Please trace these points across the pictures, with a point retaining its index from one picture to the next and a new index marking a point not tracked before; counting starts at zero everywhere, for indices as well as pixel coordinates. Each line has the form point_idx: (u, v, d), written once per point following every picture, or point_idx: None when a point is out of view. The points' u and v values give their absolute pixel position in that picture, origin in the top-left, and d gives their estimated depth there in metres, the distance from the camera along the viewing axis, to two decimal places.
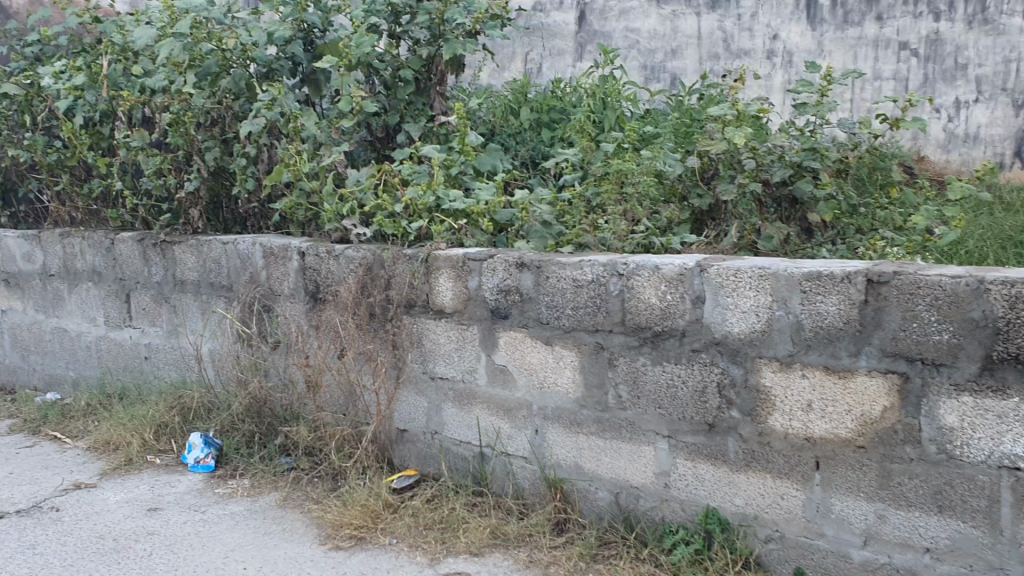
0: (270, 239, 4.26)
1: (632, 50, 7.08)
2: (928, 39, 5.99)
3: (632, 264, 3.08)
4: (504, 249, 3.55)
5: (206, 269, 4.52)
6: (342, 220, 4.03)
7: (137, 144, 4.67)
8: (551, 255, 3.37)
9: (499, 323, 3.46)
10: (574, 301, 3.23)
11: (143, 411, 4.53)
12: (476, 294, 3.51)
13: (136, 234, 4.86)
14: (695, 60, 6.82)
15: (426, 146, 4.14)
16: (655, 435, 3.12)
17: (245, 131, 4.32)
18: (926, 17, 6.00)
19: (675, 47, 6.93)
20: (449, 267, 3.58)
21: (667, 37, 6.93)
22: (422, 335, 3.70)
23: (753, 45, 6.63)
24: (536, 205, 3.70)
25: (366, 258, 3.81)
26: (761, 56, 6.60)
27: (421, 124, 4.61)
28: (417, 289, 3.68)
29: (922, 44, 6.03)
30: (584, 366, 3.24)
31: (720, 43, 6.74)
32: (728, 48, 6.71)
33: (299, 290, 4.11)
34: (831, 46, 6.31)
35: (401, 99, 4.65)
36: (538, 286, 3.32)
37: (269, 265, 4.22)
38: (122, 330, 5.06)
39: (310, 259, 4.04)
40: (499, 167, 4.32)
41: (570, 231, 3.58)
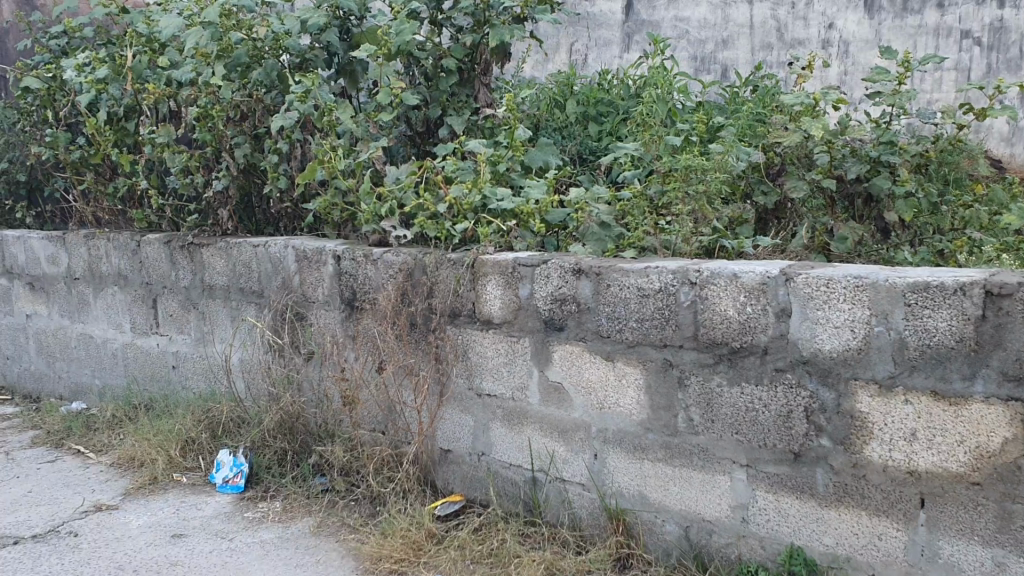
0: (303, 242, 3.97)
1: (682, 40, 6.86)
2: (992, 27, 6.06)
3: (706, 272, 2.73)
4: (558, 254, 3.22)
5: (236, 274, 4.24)
6: (381, 221, 3.73)
7: (162, 140, 4.44)
8: (612, 260, 3.04)
9: (554, 336, 3.13)
10: (639, 312, 2.89)
11: (170, 426, 4.28)
12: (528, 304, 3.19)
13: (162, 236, 4.61)
14: (747, 50, 6.65)
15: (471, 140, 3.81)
16: (732, 463, 2.77)
17: (276, 126, 4.02)
18: (989, 4, 6.07)
19: (727, 36, 6.73)
20: (497, 274, 3.26)
21: (718, 26, 6.74)
22: (467, 348, 3.38)
23: (808, 35, 6.51)
24: (593, 204, 3.36)
25: (406, 264, 3.51)
26: (816, 46, 6.49)
27: (464, 117, 4.29)
28: (463, 297, 3.37)
29: (985, 32, 6.09)
30: (650, 385, 2.90)
31: (774, 33, 6.58)
32: (781, 38, 6.57)
33: (335, 297, 3.81)
34: (889, 36, 6.27)
35: (443, 90, 4.33)
36: (598, 294, 2.98)
37: (303, 270, 3.93)
38: (149, 337, 4.81)
39: (346, 264, 3.75)
40: (550, 162, 3.98)
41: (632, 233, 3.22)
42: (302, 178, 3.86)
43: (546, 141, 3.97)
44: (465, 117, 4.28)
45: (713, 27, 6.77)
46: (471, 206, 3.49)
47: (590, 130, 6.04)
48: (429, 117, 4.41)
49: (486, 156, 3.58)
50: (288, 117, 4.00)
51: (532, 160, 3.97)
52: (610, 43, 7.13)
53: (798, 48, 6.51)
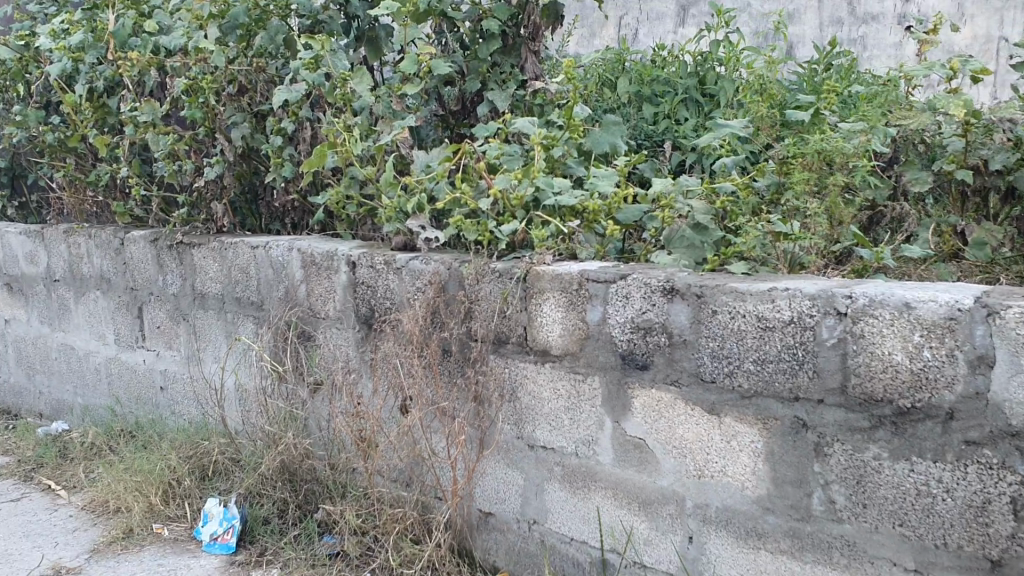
0: (312, 242, 3.21)
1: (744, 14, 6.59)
2: None
3: (860, 299, 1.95)
4: (638, 265, 2.45)
5: (231, 280, 3.49)
6: (406, 219, 2.95)
7: (145, 117, 3.59)
8: (716, 276, 2.25)
9: (633, 376, 2.35)
10: (759, 350, 2.11)
11: (150, 462, 3.50)
12: (599, 332, 2.41)
13: (148, 233, 3.86)
14: (816, 25, 6.40)
15: (519, 119, 3.03)
16: (892, 567, 1.97)
17: (279, 102, 3.24)
18: None
19: (793, 11, 6.49)
20: (556, 293, 2.49)
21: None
22: (517, 385, 2.62)
23: (883, 9, 6.24)
24: (680, 200, 2.57)
25: (438, 274, 2.75)
26: (891, 22, 6.23)
27: (508, 90, 3.50)
28: (511, 320, 2.60)
29: None
30: (773, 451, 2.13)
31: (845, 7, 6.33)
32: (853, 12, 6.31)
33: (349, 312, 3.06)
34: (973, 11, 6.12)
35: (484, 58, 3.52)
36: (698, 323, 2.21)
37: (310, 277, 3.16)
38: (133, 352, 4.07)
39: (364, 272, 2.99)
40: (617, 147, 3.13)
41: (739, 238, 2.38)
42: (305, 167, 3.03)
43: (612, 119, 3.13)
44: (511, 90, 3.48)
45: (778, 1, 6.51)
46: (522, 201, 2.72)
47: (645, 111, 5.23)
48: (467, 92, 3.62)
49: (540, 138, 2.81)
50: (294, 90, 3.22)
51: (591, 143, 3.14)
52: (664, 17, 6.59)
53: (872, 23, 6.27)
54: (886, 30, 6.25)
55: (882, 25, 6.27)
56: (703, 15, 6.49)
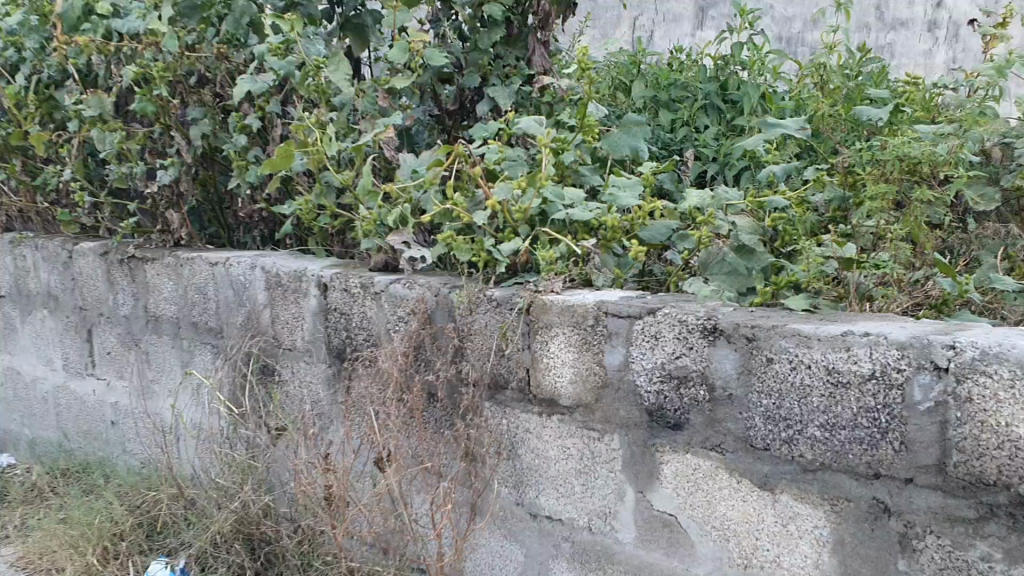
0: (279, 260, 2.75)
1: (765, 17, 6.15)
2: None
3: (969, 353, 1.48)
4: (670, 296, 1.98)
5: (188, 301, 3.03)
6: (387, 234, 2.48)
7: (93, 113, 3.12)
8: (772, 314, 1.79)
9: (664, 438, 1.89)
10: (829, 410, 1.65)
11: (90, 511, 3.02)
12: (619, 379, 1.95)
13: (99, 245, 3.39)
14: (841, 30, 5.96)
15: (525, 118, 2.57)
16: None
17: (243, 94, 2.78)
18: None
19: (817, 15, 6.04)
20: (566, 329, 2.02)
21: (807, 2, 6.03)
22: (516, 441, 2.15)
23: (913, 14, 5.83)
24: (719, 216, 2.12)
25: (423, 302, 2.29)
26: (920, 28, 5.81)
27: (511, 86, 3.03)
28: (510, 361, 2.14)
29: None
30: (843, 542, 1.66)
31: (872, 12, 5.90)
32: (881, 18, 5.89)
33: (319, 344, 2.59)
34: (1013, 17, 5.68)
35: (484, 50, 3.06)
36: (747, 373, 1.75)
37: (274, 301, 2.70)
38: (84, 380, 3.60)
39: (335, 296, 2.53)
40: (640, 152, 2.66)
41: (803, 264, 1.91)
42: (264, 169, 2.56)
43: (634, 120, 2.67)
44: (515, 86, 3.01)
45: (801, 3, 6.06)
46: (526, 216, 2.26)
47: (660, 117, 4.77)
48: (465, 88, 3.16)
49: (549, 141, 2.35)
50: (260, 82, 2.75)
51: (609, 148, 2.68)
52: (681, 18, 6.18)
53: (900, 29, 5.83)
54: (916, 37, 5.81)
55: (910, 32, 5.84)
56: (723, 18, 6.09)
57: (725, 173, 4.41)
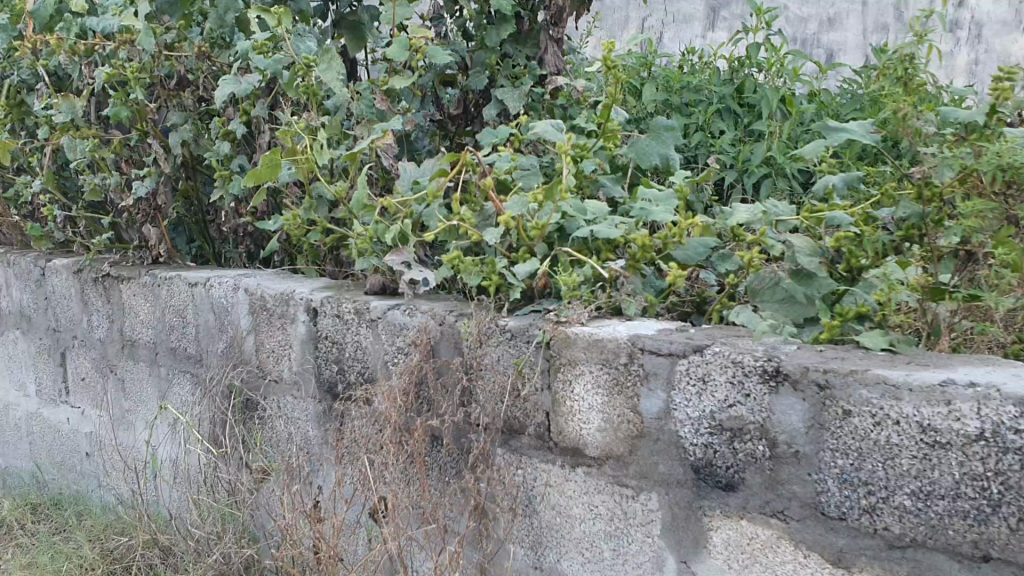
0: (264, 281, 2.45)
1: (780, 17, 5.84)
2: None
3: None
4: (716, 329, 1.68)
5: (165, 325, 2.73)
6: (385, 254, 2.18)
7: (62, 118, 2.82)
8: (847, 356, 1.50)
9: (714, 500, 1.59)
10: (924, 475, 1.36)
11: (56, 559, 2.71)
12: (658, 429, 1.65)
13: (70, 262, 3.08)
14: (859, 31, 5.64)
15: (541, 123, 2.28)
16: None
17: (224, 97, 2.47)
18: None
19: (833, 15, 5.72)
20: (594, 368, 1.72)
21: (824, 2, 5.72)
22: (535, 496, 1.85)
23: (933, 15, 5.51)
24: (771, 235, 1.84)
25: (427, 332, 1.99)
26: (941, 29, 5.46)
27: (522, 87, 2.73)
28: (527, 403, 1.84)
29: None
30: None
31: (890, 12, 5.56)
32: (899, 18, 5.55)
33: (308, 376, 2.29)
34: None
35: (492, 48, 2.76)
36: (818, 427, 1.47)
37: (259, 327, 2.40)
38: (56, 408, 3.28)
39: (326, 323, 2.23)
40: (671, 161, 2.35)
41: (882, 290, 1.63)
42: (247, 182, 2.23)
43: (665, 124, 2.35)
44: (527, 88, 2.71)
45: (817, 3, 5.75)
46: (545, 234, 1.98)
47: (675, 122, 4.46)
48: (470, 90, 2.86)
49: (571, 148, 2.07)
50: (244, 84, 2.45)
51: (635, 156, 2.37)
52: (691, 19, 5.88)
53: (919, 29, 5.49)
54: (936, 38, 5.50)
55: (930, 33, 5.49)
56: (735, 18, 5.78)
57: (744, 182, 4.10)
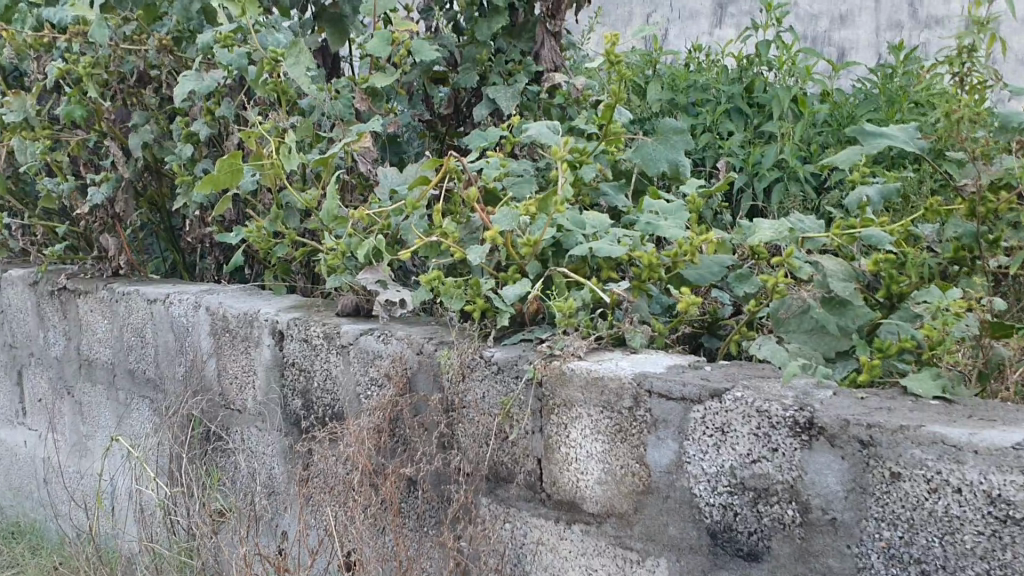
0: (227, 298, 2.21)
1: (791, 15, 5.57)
2: None
3: None
4: (735, 368, 1.44)
5: (123, 345, 2.49)
6: (358, 271, 1.93)
7: (13, 117, 2.57)
8: (893, 405, 1.26)
9: (734, 570, 1.35)
10: (992, 557, 1.11)
11: None
12: (668, 485, 1.41)
13: (27, 273, 2.84)
14: (872, 29, 5.37)
15: (535, 124, 2.04)
16: None
17: (183, 95, 2.22)
18: None
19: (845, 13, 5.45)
20: (592, 411, 1.48)
21: None
22: (524, 553, 1.61)
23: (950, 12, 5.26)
24: (798, 254, 1.59)
25: (403, 361, 1.75)
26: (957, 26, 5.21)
27: (517, 86, 2.48)
28: (515, 447, 1.59)
29: None
30: None
31: (905, 9, 5.32)
32: (914, 15, 5.32)
33: (274, 407, 2.05)
34: None
35: (484, 42, 2.52)
36: (860, 491, 1.22)
37: (222, 351, 2.16)
38: (13, 430, 3.03)
39: (293, 348, 1.99)
40: (680, 167, 2.11)
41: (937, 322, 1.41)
42: (202, 189, 1.94)
43: (673, 126, 2.11)
44: (521, 86, 2.47)
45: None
46: (537, 251, 1.74)
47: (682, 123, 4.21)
48: (461, 88, 2.61)
49: (567, 154, 1.81)
50: (206, 81, 2.20)
51: (642, 162, 2.12)
52: (698, 15, 5.64)
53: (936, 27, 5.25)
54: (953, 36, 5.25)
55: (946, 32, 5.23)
56: (744, 15, 5.53)
57: (754, 186, 3.85)
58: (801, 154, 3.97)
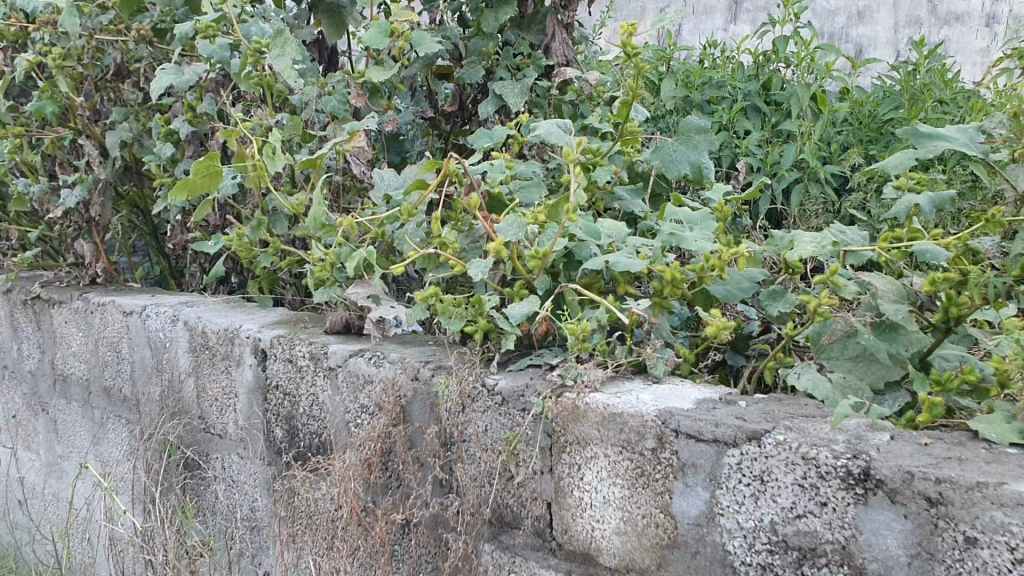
0: (209, 312, 2.03)
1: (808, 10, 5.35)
2: None
3: None
4: (774, 402, 1.26)
5: (98, 360, 2.32)
6: (348, 285, 1.75)
7: None
8: (965, 456, 1.06)
9: None
10: None
11: None
12: (696, 539, 1.22)
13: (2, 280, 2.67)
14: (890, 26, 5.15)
15: (544, 122, 1.86)
16: None
17: (161, 90, 2.04)
18: None
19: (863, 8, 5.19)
20: (609, 451, 1.29)
21: None
22: None
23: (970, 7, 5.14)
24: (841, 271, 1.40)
25: (395, 388, 1.57)
26: (977, 23, 5.15)
27: (524, 81, 2.29)
28: (520, 489, 1.41)
29: None
30: None
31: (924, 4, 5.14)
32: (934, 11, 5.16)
33: (256, 433, 1.88)
34: None
35: (490, 34, 2.33)
36: (927, 558, 1.02)
37: (202, 370, 1.99)
38: None
39: (277, 369, 1.81)
40: (704, 169, 1.91)
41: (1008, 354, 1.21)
42: (176, 194, 1.77)
43: (697, 125, 1.90)
44: (529, 81, 2.27)
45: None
46: (546, 265, 1.54)
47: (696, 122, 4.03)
48: (464, 84, 2.42)
49: (579, 156, 1.62)
50: (186, 75, 2.02)
51: (663, 166, 1.93)
52: (712, 11, 5.45)
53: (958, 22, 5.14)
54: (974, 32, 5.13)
55: (965, 28, 5.15)
56: (759, 10, 5.35)
57: (773, 189, 3.66)
58: (821, 155, 3.76)
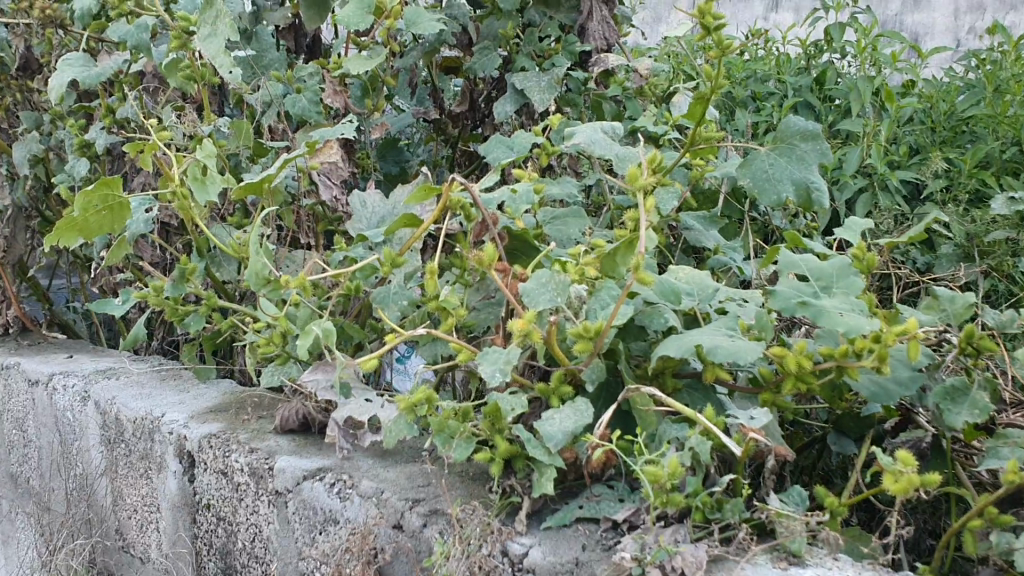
0: (129, 389, 1.49)
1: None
2: None
3: None
4: None
5: (4, 439, 1.78)
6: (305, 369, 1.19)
7: None
8: None
9: None
10: None
11: None
12: None
13: None
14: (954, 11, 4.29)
15: (586, 125, 1.29)
16: None
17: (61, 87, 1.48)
18: None
19: None
20: None
21: None
22: None
23: None
24: None
25: (366, 546, 1.02)
26: None
27: (555, 71, 1.71)
28: None
29: None
30: None
31: None
32: None
33: (184, 568, 1.34)
34: None
35: (507, 11, 1.75)
36: None
37: (118, 472, 1.45)
38: None
39: (208, 484, 1.27)
40: (813, 193, 1.28)
41: None
42: (59, 238, 1.19)
43: (803, 127, 1.29)
44: (561, 70, 1.69)
45: None
46: (600, 349, 0.99)
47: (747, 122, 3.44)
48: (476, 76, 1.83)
49: (652, 179, 1.04)
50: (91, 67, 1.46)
51: (752, 187, 1.32)
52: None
53: None
54: None
55: None
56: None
57: None
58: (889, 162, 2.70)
